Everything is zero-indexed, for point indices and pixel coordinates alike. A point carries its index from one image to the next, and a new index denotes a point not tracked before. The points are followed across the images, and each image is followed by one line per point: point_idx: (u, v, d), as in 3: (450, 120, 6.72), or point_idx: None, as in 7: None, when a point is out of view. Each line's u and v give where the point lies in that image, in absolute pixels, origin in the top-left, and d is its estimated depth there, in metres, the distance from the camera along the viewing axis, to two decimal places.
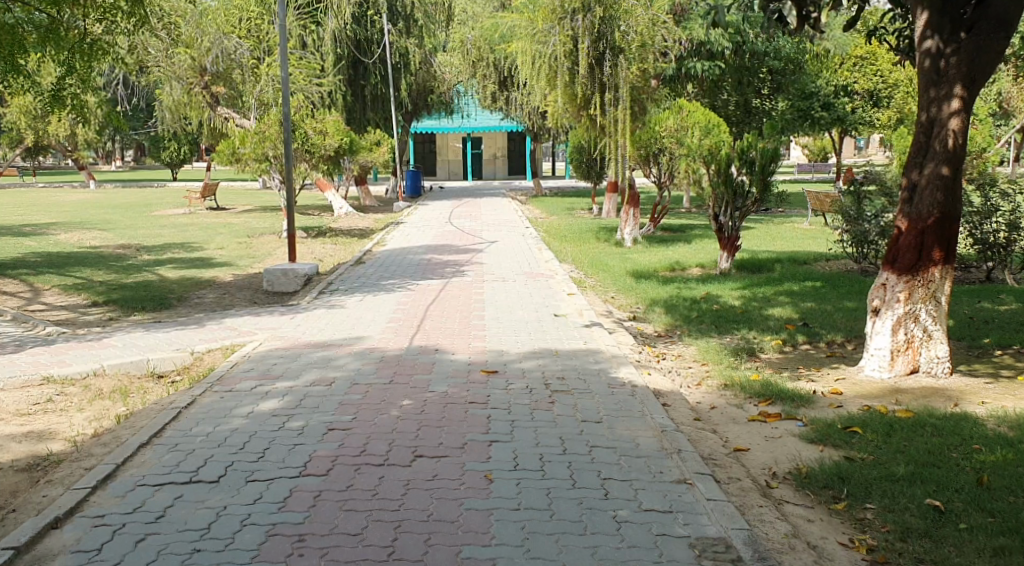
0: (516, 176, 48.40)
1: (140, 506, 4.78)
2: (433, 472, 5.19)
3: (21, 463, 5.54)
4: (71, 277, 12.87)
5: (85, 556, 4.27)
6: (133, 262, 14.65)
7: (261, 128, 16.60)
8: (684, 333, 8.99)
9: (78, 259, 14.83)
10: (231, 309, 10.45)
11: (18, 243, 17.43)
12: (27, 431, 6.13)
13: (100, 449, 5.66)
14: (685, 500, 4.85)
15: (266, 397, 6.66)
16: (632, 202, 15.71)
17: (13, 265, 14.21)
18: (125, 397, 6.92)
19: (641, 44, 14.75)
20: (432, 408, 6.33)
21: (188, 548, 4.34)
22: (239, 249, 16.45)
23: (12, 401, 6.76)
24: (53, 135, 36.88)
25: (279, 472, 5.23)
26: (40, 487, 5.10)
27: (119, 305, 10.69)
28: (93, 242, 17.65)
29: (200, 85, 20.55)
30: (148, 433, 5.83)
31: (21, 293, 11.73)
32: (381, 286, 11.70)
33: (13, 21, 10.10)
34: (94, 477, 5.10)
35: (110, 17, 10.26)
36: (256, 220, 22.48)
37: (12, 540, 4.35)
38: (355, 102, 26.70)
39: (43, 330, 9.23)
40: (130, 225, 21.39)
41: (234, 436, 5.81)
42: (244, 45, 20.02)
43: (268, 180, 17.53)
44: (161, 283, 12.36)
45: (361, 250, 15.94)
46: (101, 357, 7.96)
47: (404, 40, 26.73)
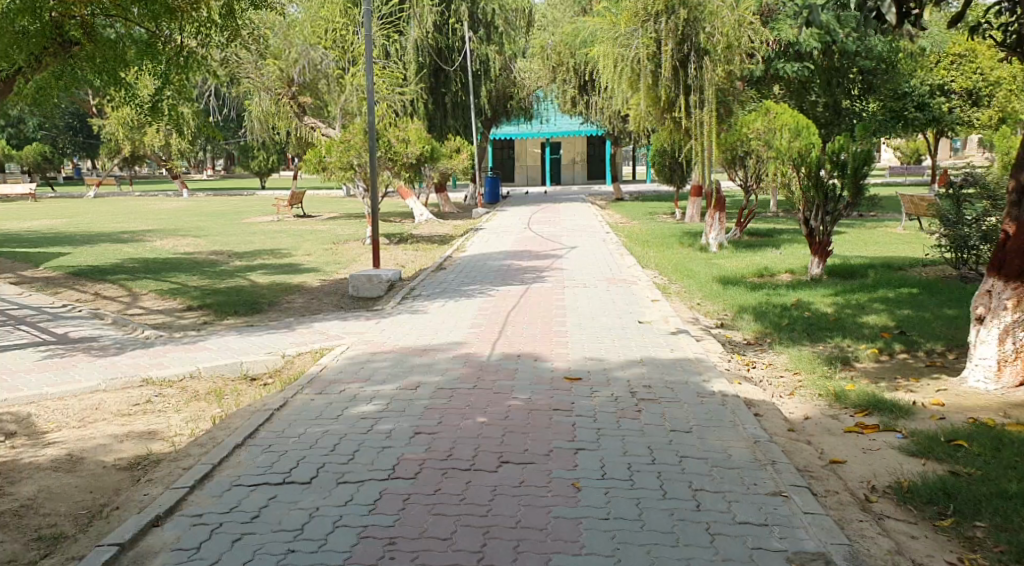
0: (596, 182, 48.31)
1: (238, 505, 4.89)
2: (521, 478, 5.18)
3: (124, 461, 5.74)
4: (167, 282, 13.31)
5: (186, 554, 4.38)
6: (225, 267, 15.04)
7: (347, 137, 16.94)
8: (774, 341, 8.78)
9: (172, 265, 15.37)
10: (318, 314, 10.65)
11: (117, 249, 18.17)
12: (130, 430, 6.35)
13: (197, 450, 5.81)
14: (781, 514, 4.72)
15: (354, 401, 6.73)
16: (717, 207, 15.48)
17: (113, 270, 14.76)
18: (221, 398, 7.10)
19: (726, 45, 14.35)
20: (517, 414, 6.32)
21: (283, 548, 4.41)
22: (326, 255, 16.77)
23: (114, 402, 7.00)
24: (149, 146, 38.37)
25: (369, 474, 5.28)
26: (141, 485, 5.27)
27: (213, 310, 11.00)
28: (188, 248, 18.21)
29: (288, 95, 21.21)
30: (243, 434, 5.95)
31: (119, 297, 12.17)
32: (462, 292, 11.74)
33: (114, 35, 10.28)
34: (192, 476, 5.24)
35: (206, 31, 10.59)
36: (343, 228, 22.93)
37: (116, 538, 4.49)
38: (436, 110, 26.91)
39: (141, 333, 9.54)
40: (221, 232, 21.96)
41: (325, 438, 5.89)
42: (329, 56, 20.30)
43: (353, 188, 17.73)
44: (252, 288, 12.67)
45: (441, 255, 16.08)
46: (196, 360, 8.19)
47: (485, 47, 27.02)
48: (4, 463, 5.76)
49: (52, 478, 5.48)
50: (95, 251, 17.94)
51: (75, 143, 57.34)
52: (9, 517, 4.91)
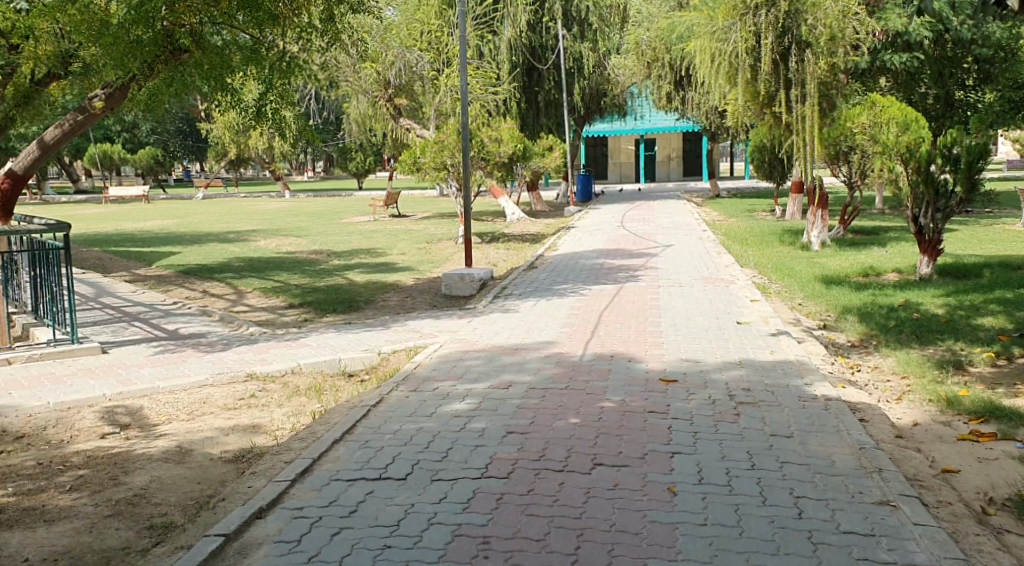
0: (692, 179, 47.57)
1: (335, 500, 4.93)
2: (615, 480, 5.08)
3: (229, 454, 5.88)
4: (269, 281, 13.65)
5: (286, 546, 4.43)
6: (324, 266, 15.34)
7: (441, 137, 17.07)
8: (880, 343, 8.43)
9: (275, 264, 15.76)
10: (413, 312, 10.74)
11: (222, 248, 18.75)
12: (234, 424, 6.50)
13: (298, 444, 5.91)
14: (889, 524, 4.49)
15: (449, 399, 6.74)
16: (820, 204, 15.04)
17: (219, 269, 15.23)
18: (320, 394, 7.21)
19: (830, 37, 13.75)
20: (611, 416, 6.22)
21: (379, 543, 4.41)
22: (420, 254, 16.91)
23: (220, 396, 7.19)
24: (253, 148, 39.55)
25: (462, 472, 5.26)
26: (245, 478, 5.38)
27: (313, 307, 11.22)
28: (289, 248, 18.64)
29: (384, 98, 21.54)
30: (340, 429, 6.02)
31: (225, 295, 12.54)
32: (555, 292, 11.68)
33: (222, 43, 10.37)
34: (292, 470, 5.32)
35: (307, 35, 10.80)
36: (437, 227, 23.12)
37: (222, 528, 4.58)
38: (529, 108, 26.90)
39: (246, 330, 9.80)
40: (321, 232, 22.44)
41: (419, 435, 5.91)
42: (424, 57, 20.71)
43: (446, 188, 17.85)
44: (350, 286, 12.87)
45: (534, 254, 16.06)
46: (297, 356, 8.35)
47: (579, 44, 26.86)
48: (119, 453, 5.98)
49: (162, 468, 5.66)
50: (202, 250, 18.56)
51: (184, 147, 59.56)
52: (123, 505, 5.08)
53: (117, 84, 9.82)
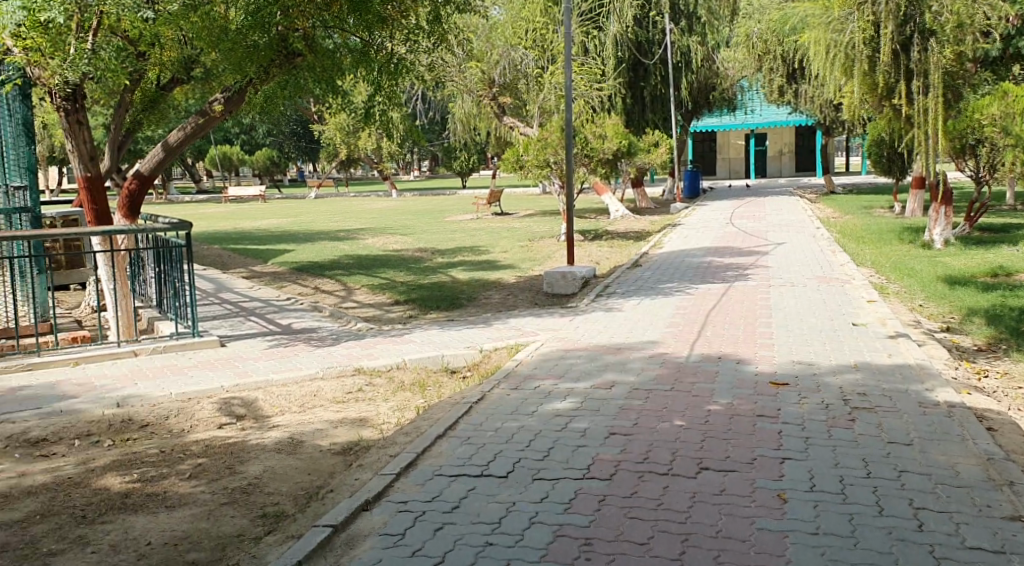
0: (805, 174, 46.20)
1: (437, 495, 4.92)
2: (723, 485, 4.89)
3: (337, 447, 5.96)
4: (376, 278, 13.87)
5: (390, 539, 4.43)
6: (429, 264, 15.49)
7: (544, 135, 16.98)
8: (1010, 347, 7.94)
9: (381, 261, 16.01)
10: (516, 310, 10.71)
11: (332, 246, 19.19)
12: (342, 417, 6.59)
13: (402, 438, 5.93)
14: (1020, 541, 4.18)
15: (552, 397, 6.66)
16: (945, 200, 14.37)
17: (328, 266, 15.58)
18: (424, 390, 7.24)
19: (957, 24, 13.26)
20: (717, 418, 6.02)
21: (481, 541, 4.36)
22: (522, 251, 16.90)
23: (329, 389, 7.31)
24: (362, 149, 40.46)
25: (564, 472, 5.17)
26: (352, 470, 5.43)
27: (417, 304, 11.32)
28: (395, 245, 18.93)
29: (489, 97, 21.67)
30: (443, 425, 6.02)
31: (334, 291, 12.80)
32: (659, 290, 11.46)
33: (333, 47, 10.44)
34: (395, 464, 5.34)
35: (414, 38, 10.89)
36: (541, 225, 23.10)
37: (329, 519, 4.62)
38: (635, 104, 26.57)
39: (353, 325, 9.95)
40: (427, 230, 22.71)
41: (520, 433, 5.85)
42: (529, 55, 20.66)
43: (550, 185, 17.79)
44: (454, 284, 12.95)
45: (638, 252, 15.84)
46: (402, 352, 8.42)
47: (687, 38, 26.38)
48: (234, 443, 6.12)
49: (275, 459, 5.76)
50: (313, 248, 19.04)
51: (298, 148, 61.44)
52: (237, 494, 5.19)
53: (236, 87, 10.10)
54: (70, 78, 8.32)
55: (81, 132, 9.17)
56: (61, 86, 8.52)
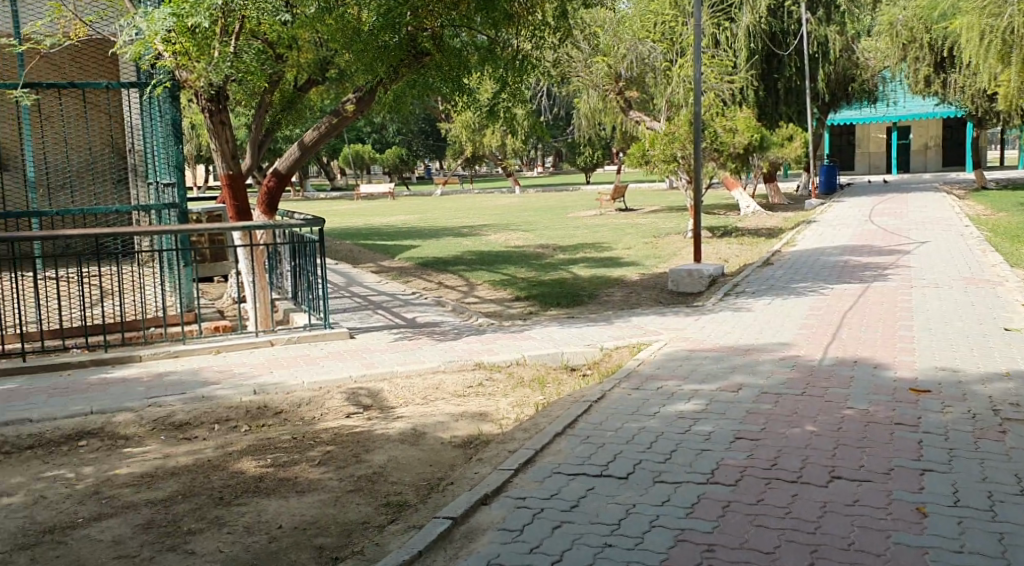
0: (952, 169, 43.88)
1: (557, 493, 4.94)
2: (855, 496, 4.72)
3: (458, 440, 6.07)
4: (498, 274, 14.02)
5: (510, 535, 4.48)
6: (551, 260, 15.54)
7: (672, 129, 16.67)
8: None
9: (505, 257, 16.16)
10: (638, 308, 10.62)
11: (456, 242, 19.50)
12: (463, 411, 6.71)
13: (522, 435, 5.99)
14: None
15: (674, 398, 6.58)
16: None
17: (452, 262, 15.84)
18: (544, 387, 7.28)
19: None
20: (851, 425, 5.80)
21: (600, 541, 4.35)
22: (647, 248, 16.74)
23: (451, 383, 7.45)
24: (487, 145, 40.88)
25: (686, 476, 5.10)
26: (473, 464, 5.52)
27: (539, 301, 11.37)
28: (519, 242, 19.06)
29: (615, 91, 21.58)
30: (564, 423, 6.04)
31: (457, 286, 13.00)
32: (790, 290, 11.13)
33: (461, 45, 10.51)
34: (516, 460, 5.39)
35: (541, 34, 10.90)
36: (667, 221, 22.80)
37: (450, 511, 4.71)
38: (768, 97, 25.98)
39: (475, 320, 10.09)
40: (550, 226, 22.77)
41: (642, 434, 5.80)
42: (657, 49, 20.21)
43: (677, 180, 17.54)
44: (576, 280, 12.95)
45: (769, 250, 15.43)
46: (523, 348, 8.48)
47: (825, 28, 25.50)
48: (360, 433, 6.32)
49: (399, 449, 5.92)
50: (437, 243, 19.39)
51: (426, 146, 62.65)
52: (363, 482, 5.35)
53: (368, 88, 10.34)
54: (213, 81, 8.71)
55: (224, 132, 9.60)
56: (205, 88, 8.91)
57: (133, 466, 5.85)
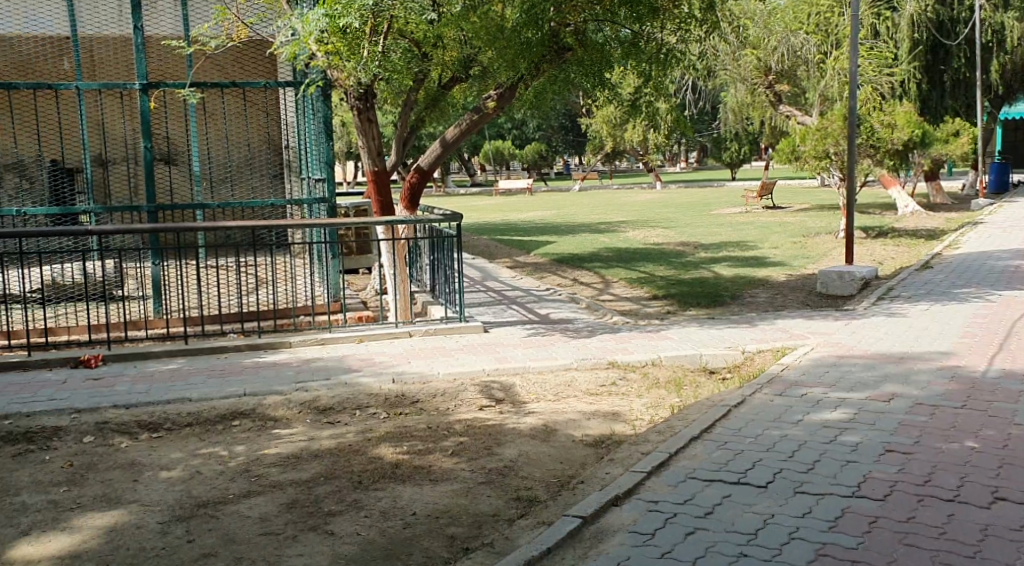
0: None
1: (691, 498, 4.81)
2: (1020, 520, 4.37)
3: (590, 439, 6.01)
4: (636, 271, 13.84)
5: (640, 538, 4.39)
6: (691, 259, 15.21)
7: (824, 124, 15.96)
8: None
9: (643, 255, 15.94)
10: (782, 310, 10.24)
11: (595, 238, 19.40)
12: (596, 410, 6.64)
13: (656, 437, 5.87)
14: None
15: (819, 406, 6.29)
16: None
17: (589, 258, 15.77)
18: (680, 388, 7.13)
19: None
20: (1017, 444, 5.38)
21: (735, 551, 4.20)
22: (793, 248, 16.14)
23: (584, 381, 7.40)
24: (630, 141, 40.47)
25: (830, 487, 4.86)
26: (604, 464, 5.45)
27: (678, 300, 11.15)
28: (658, 239, 18.77)
29: (765, 86, 20.62)
30: (699, 427, 5.88)
31: (594, 283, 12.91)
32: (950, 296, 10.46)
33: (603, 40, 10.41)
34: (649, 462, 5.29)
35: (687, 26, 10.51)
36: (817, 220, 21.93)
37: (579, 510, 4.66)
38: (933, 91, 24.20)
39: (611, 318, 9.99)
40: (692, 224, 22.32)
41: (784, 442, 5.58)
42: (810, 40, 19.64)
43: (829, 177, 16.86)
44: (717, 280, 12.62)
45: (928, 252, 14.58)
46: (659, 348, 8.32)
47: (999, 15, 23.98)
48: (493, 426, 6.36)
49: (530, 444, 5.92)
50: (576, 240, 19.33)
51: (567, 142, 62.66)
52: (494, 476, 5.38)
53: (509, 84, 10.32)
54: (362, 79, 9.00)
55: (371, 130, 9.86)
56: (355, 87, 9.27)
57: (278, 447, 6.09)
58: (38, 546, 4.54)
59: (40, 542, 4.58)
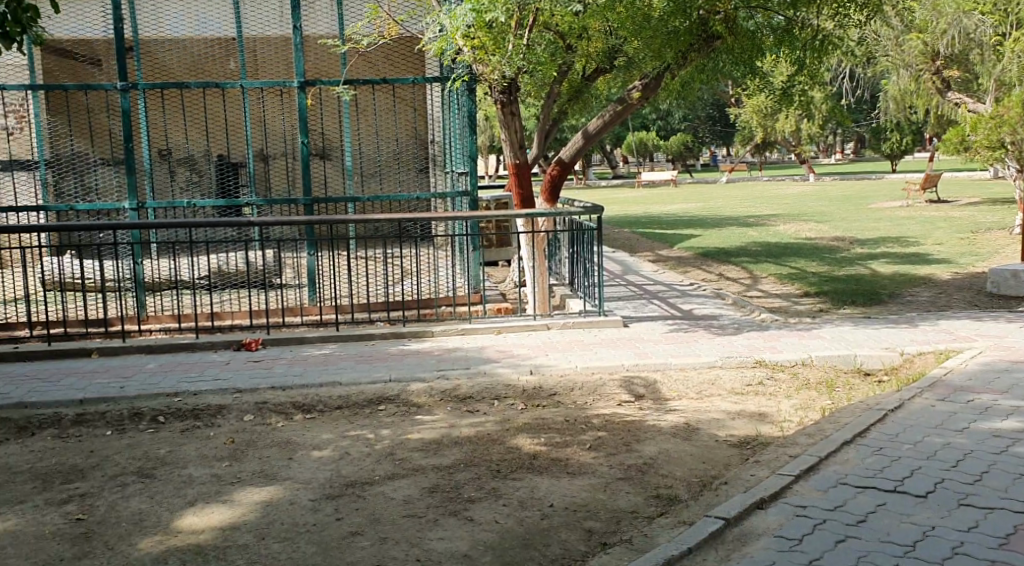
0: None
1: (843, 505, 4.60)
2: None
3: (734, 439, 5.85)
4: (787, 267, 13.37)
5: (787, 543, 4.23)
6: (847, 255, 14.55)
7: (999, 112, 14.69)
8: None
9: (794, 250, 15.38)
10: (946, 310, 9.64)
11: (742, 232, 18.87)
12: (741, 409, 6.46)
13: (805, 440, 5.65)
14: None
15: (987, 414, 5.89)
16: None
17: (737, 253, 15.35)
18: (832, 390, 6.83)
19: None
20: None
21: (890, 563, 3.98)
22: (960, 245, 15.17)
23: (729, 379, 7.21)
24: (782, 131, 39.15)
25: (999, 502, 4.53)
26: (749, 465, 5.29)
27: (831, 298, 10.69)
28: (810, 233, 18.05)
29: (931, 71, 19.73)
30: (853, 431, 5.61)
31: (741, 279, 12.56)
32: None
33: (755, 27, 10.06)
34: (798, 465, 5.09)
35: (845, 9, 10.00)
36: (987, 215, 20.54)
37: (722, 511, 4.54)
38: None
39: (759, 315, 9.69)
40: (847, 218, 21.36)
41: (947, 451, 5.25)
42: (987, 22, 17.84)
43: (1003, 169, 15.76)
44: (874, 277, 12.02)
45: None
46: (809, 348, 8.00)
47: None
48: (633, 422, 6.29)
49: (671, 442, 5.81)
50: (723, 233, 18.86)
51: (715, 132, 61.24)
52: (634, 472, 5.31)
53: (653, 74, 10.14)
54: (507, 73, 9.06)
55: (513, 123, 9.92)
56: (500, 81, 9.25)
57: (421, 433, 6.23)
58: (201, 517, 4.82)
59: (203, 513, 4.86)
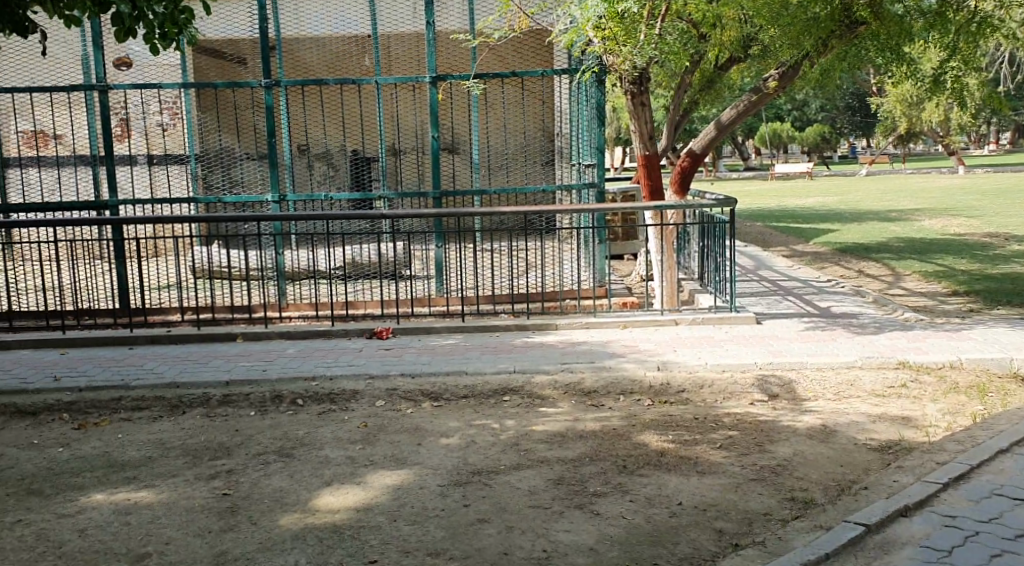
0: None
1: (998, 517, 4.32)
2: None
3: (875, 443, 5.59)
4: (933, 264, 12.69)
5: (935, 555, 4.01)
6: (1000, 252, 13.69)
7: None
8: None
9: (941, 247, 14.59)
10: None
11: (884, 227, 18.04)
12: (883, 412, 6.17)
13: (954, 446, 5.35)
14: None
15: None
16: None
17: (879, 249, 14.68)
18: (983, 396, 6.45)
19: None
20: None
21: None
22: None
23: (869, 380, 6.90)
24: (928, 122, 37.20)
25: None
26: (892, 471, 5.05)
27: (982, 298, 10.08)
28: (959, 229, 17.07)
29: None
30: (1008, 439, 5.27)
31: (882, 276, 12.01)
32: None
33: (903, 11, 9.57)
34: (947, 473, 4.82)
35: None
36: None
37: (864, 517, 4.34)
38: None
39: (902, 314, 9.24)
40: (1000, 213, 20.11)
41: None
42: None
43: None
44: None
45: None
46: (958, 349, 7.57)
47: None
48: (766, 421, 6.10)
49: (807, 444, 5.61)
50: (863, 228, 18.09)
51: (854, 123, 58.79)
52: (767, 473, 5.15)
53: (792, 62, 9.85)
54: (638, 64, 8.88)
55: (644, 113, 9.77)
56: (630, 72, 9.06)
57: (547, 425, 6.22)
58: (337, 496, 4.96)
59: (339, 494, 5.00)
